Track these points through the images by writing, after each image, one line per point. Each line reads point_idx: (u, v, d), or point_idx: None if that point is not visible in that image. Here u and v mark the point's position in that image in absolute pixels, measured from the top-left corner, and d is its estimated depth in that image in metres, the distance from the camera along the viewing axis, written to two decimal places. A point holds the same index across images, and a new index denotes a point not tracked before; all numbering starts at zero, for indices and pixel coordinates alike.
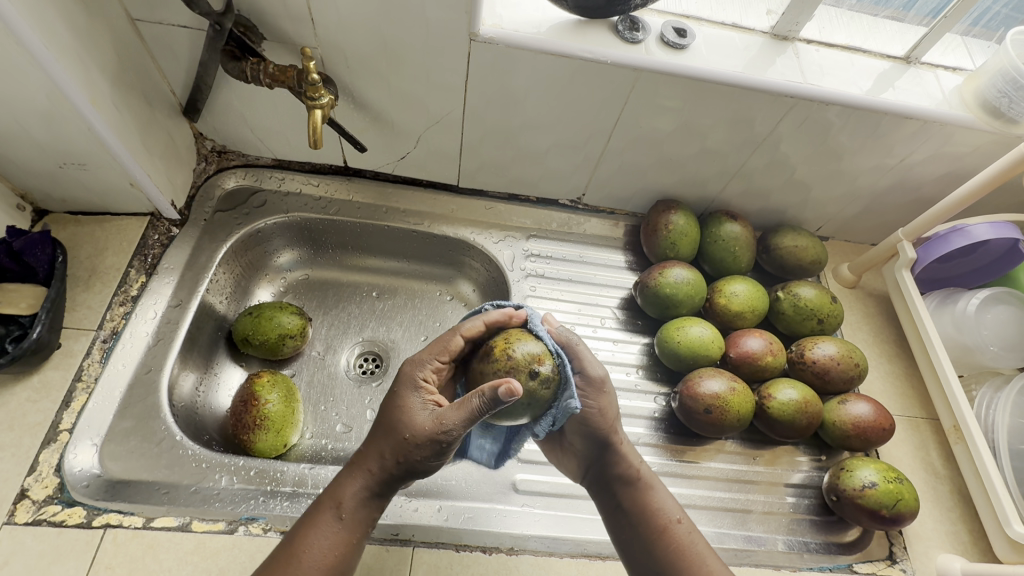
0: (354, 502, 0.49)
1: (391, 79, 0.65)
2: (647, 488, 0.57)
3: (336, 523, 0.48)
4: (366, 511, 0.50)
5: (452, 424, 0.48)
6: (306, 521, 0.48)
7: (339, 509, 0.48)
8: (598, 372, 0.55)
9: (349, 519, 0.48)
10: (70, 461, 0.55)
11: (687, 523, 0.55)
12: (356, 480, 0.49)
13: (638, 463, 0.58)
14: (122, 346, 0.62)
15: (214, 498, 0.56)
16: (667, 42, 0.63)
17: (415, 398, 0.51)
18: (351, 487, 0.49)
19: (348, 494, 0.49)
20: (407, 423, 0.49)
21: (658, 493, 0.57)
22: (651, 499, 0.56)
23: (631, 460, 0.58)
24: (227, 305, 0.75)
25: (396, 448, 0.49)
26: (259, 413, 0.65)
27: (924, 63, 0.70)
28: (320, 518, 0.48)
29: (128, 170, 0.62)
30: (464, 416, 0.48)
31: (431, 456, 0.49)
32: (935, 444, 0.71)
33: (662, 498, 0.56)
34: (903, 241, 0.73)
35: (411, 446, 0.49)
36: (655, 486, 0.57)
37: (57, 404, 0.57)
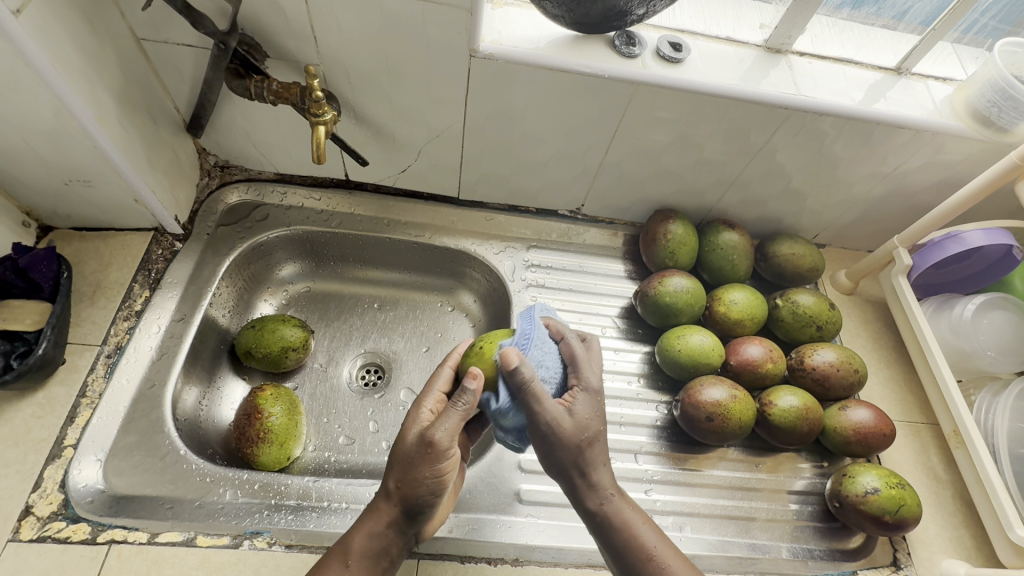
0: (362, 548, 0.49)
1: (392, 95, 0.66)
2: (618, 526, 0.53)
3: (343, 570, 0.49)
4: (377, 553, 0.50)
5: (438, 432, 0.49)
6: (316, 570, 0.49)
7: (346, 559, 0.49)
8: (553, 414, 0.51)
9: (356, 564, 0.49)
10: (74, 477, 0.55)
11: (667, 555, 0.53)
12: (363, 525, 0.50)
13: (610, 489, 0.55)
14: (126, 360, 0.62)
15: (218, 512, 0.56)
16: (663, 56, 0.64)
17: (410, 422, 0.52)
18: (360, 534, 0.50)
19: (356, 540, 0.50)
20: (404, 454, 0.50)
21: (632, 525, 0.54)
22: (627, 535, 0.53)
23: (598, 493, 0.54)
24: (230, 319, 0.75)
25: (396, 477, 0.50)
26: (262, 426, 0.66)
27: (915, 74, 0.71)
28: (328, 568, 0.49)
29: (132, 186, 0.63)
30: (450, 425, 0.49)
31: (425, 472, 0.49)
32: (935, 449, 0.72)
33: (637, 531, 0.53)
34: (899, 247, 0.74)
35: (406, 475, 0.50)
36: (629, 518, 0.54)
37: (61, 420, 0.57)
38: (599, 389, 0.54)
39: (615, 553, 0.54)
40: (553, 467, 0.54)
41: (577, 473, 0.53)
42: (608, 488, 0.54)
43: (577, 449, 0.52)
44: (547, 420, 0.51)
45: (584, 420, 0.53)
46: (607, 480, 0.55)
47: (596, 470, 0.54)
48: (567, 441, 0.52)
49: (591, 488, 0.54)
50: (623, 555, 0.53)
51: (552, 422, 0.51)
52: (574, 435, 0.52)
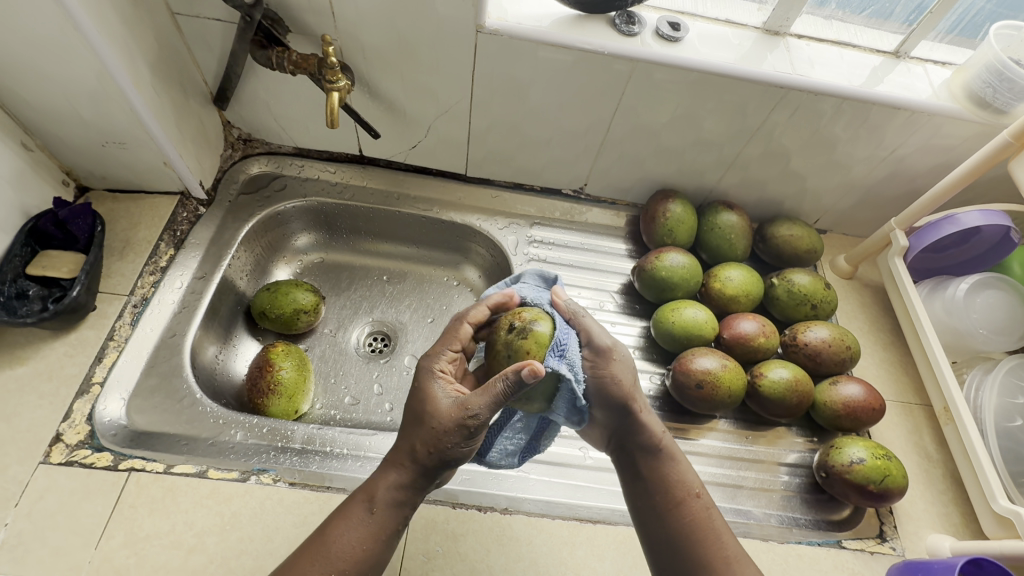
0: (387, 497, 0.50)
1: (404, 71, 0.70)
2: (673, 461, 0.56)
3: (366, 515, 0.49)
4: (400, 505, 0.50)
5: (479, 407, 0.48)
6: (338, 512, 0.49)
7: (371, 504, 0.49)
8: (609, 339, 0.55)
9: (379, 514, 0.49)
10: (100, 410, 0.59)
11: (706, 498, 0.55)
12: (389, 476, 0.50)
13: (661, 432, 0.57)
14: (151, 311, 0.67)
15: (228, 450, 0.60)
16: (662, 35, 0.67)
17: (439, 388, 0.52)
18: (383, 483, 0.50)
19: (381, 489, 0.50)
20: (430, 416, 0.50)
21: (683, 467, 0.56)
22: (674, 474, 0.56)
23: (650, 426, 0.56)
24: (247, 282, 0.80)
25: (425, 438, 0.50)
26: (273, 378, 0.70)
27: (913, 57, 0.73)
28: (351, 513, 0.49)
29: (162, 150, 0.67)
30: (489, 401, 0.48)
31: (458, 444, 0.50)
32: (928, 428, 0.73)
33: (686, 470, 0.56)
34: (895, 229, 0.75)
35: (435, 434, 0.50)
36: (678, 458, 0.57)
37: (90, 359, 0.62)
38: (620, 349, 0.56)
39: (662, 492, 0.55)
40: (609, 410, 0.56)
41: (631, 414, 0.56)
42: (659, 432, 0.57)
43: (630, 387, 0.55)
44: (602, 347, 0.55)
45: (619, 377, 0.55)
46: (657, 432, 0.57)
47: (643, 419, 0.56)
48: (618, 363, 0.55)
49: (644, 431, 0.56)
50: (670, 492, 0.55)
51: (609, 345, 0.55)
52: (620, 379, 0.55)
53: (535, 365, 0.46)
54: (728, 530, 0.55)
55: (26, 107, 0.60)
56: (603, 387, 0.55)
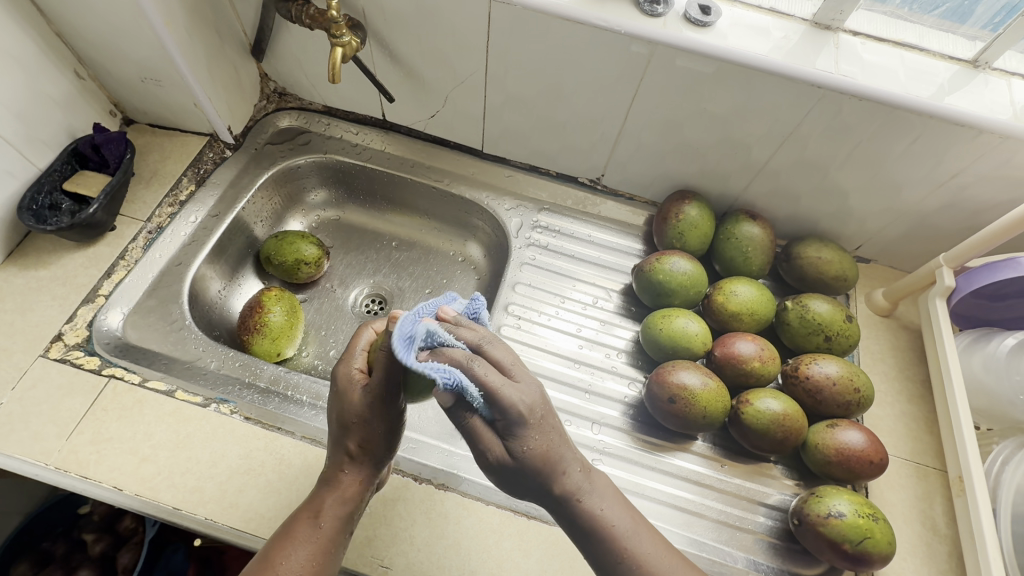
0: (335, 510, 0.48)
1: (422, 36, 0.70)
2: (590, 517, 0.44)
3: (314, 532, 0.47)
4: (348, 516, 0.49)
5: (381, 385, 0.45)
6: (283, 534, 0.47)
7: (316, 519, 0.48)
8: (522, 407, 0.39)
9: (328, 526, 0.48)
10: (100, 319, 0.65)
11: (641, 550, 0.45)
12: (333, 488, 0.49)
13: (577, 484, 0.44)
14: (163, 239, 0.72)
15: (200, 376, 0.64)
16: (690, 18, 0.62)
17: (350, 386, 0.48)
18: (331, 496, 0.48)
19: (326, 501, 0.48)
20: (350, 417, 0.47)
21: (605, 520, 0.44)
22: (596, 530, 0.44)
23: (565, 479, 0.43)
24: (262, 228, 0.85)
25: (356, 439, 0.48)
26: (260, 320, 0.73)
27: (996, 69, 0.62)
28: (297, 532, 0.47)
29: (193, 92, 0.72)
30: (391, 373, 0.46)
31: (385, 429, 0.48)
32: (941, 498, 0.63)
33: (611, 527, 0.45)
34: (942, 267, 0.65)
35: (363, 431, 0.48)
36: (601, 509, 0.44)
37: (100, 273, 0.68)
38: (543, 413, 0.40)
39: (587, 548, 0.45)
40: (518, 477, 0.43)
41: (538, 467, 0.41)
42: (580, 489, 0.44)
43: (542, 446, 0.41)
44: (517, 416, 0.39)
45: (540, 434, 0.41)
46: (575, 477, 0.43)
47: (564, 477, 0.43)
48: (530, 432, 0.40)
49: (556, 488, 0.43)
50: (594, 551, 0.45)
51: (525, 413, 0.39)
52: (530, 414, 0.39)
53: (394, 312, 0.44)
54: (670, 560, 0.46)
55: (80, 38, 0.67)
56: (527, 428, 0.40)
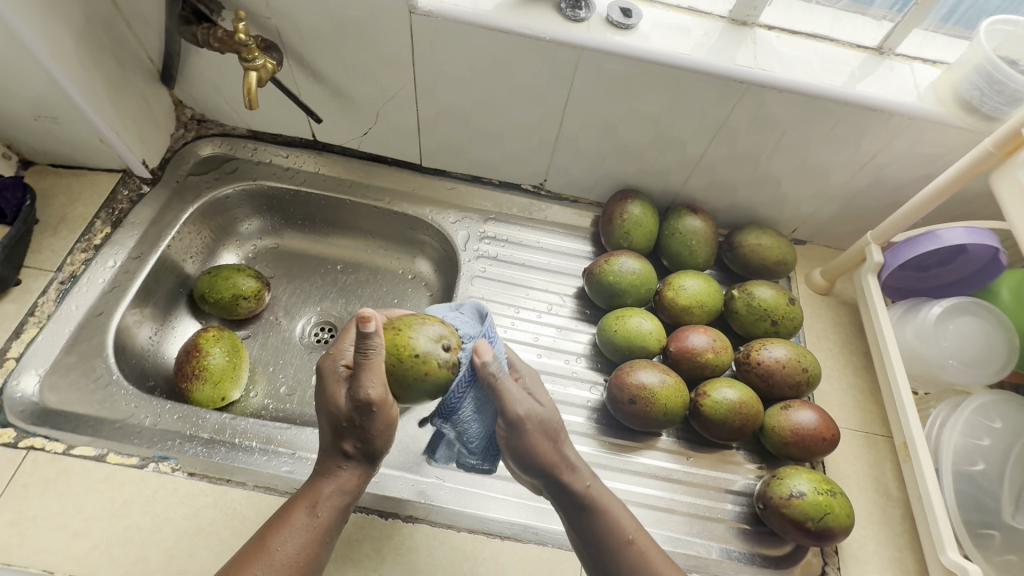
0: (333, 500, 0.50)
1: (343, 53, 0.67)
2: (600, 509, 0.52)
3: (310, 519, 0.49)
4: (343, 507, 0.51)
5: (372, 387, 0.47)
6: (280, 518, 0.49)
7: (315, 508, 0.49)
8: (521, 410, 0.50)
9: (323, 516, 0.49)
10: (12, 385, 0.59)
11: (641, 539, 0.52)
12: (333, 478, 0.50)
13: (589, 482, 0.53)
14: (78, 289, 0.66)
15: (133, 435, 0.59)
16: (612, 22, 0.62)
17: (338, 383, 0.49)
18: (330, 486, 0.50)
19: (325, 492, 0.50)
20: (343, 417, 0.49)
21: (614, 512, 0.52)
22: (605, 523, 0.52)
23: (579, 476, 0.53)
24: (193, 264, 0.80)
25: (353, 436, 0.50)
26: (199, 363, 0.69)
27: (899, 55, 0.66)
28: (293, 518, 0.48)
29: (96, 127, 0.66)
30: (381, 374, 0.47)
31: (377, 430, 0.49)
32: (891, 463, 0.67)
33: (620, 517, 0.52)
34: (871, 244, 0.69)
35: (357, 431, 0.49)
36: (609, 502, 0.53)
37: (8, 333, 0.62)
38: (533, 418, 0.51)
39: (596, 542, 0.52)
40: (534, 460, 0.52)
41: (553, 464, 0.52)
42: (588, 483, 0.53)
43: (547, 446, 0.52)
44: (514, 417, 0.50)
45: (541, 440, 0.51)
46: (583, 480, 0.53)
47: (571, 459, 0.53)
48: (532, 435, 0.51)
49: (570, 485, 0.52)
50: (601, 543, 0.51)
51: (523, 416, 0.50)
52: (549, 418, 0.52)
53: (366, 313, 0.45)
54: (662, 556, 0.53)
55: None
56: (526, 429, 0.51)
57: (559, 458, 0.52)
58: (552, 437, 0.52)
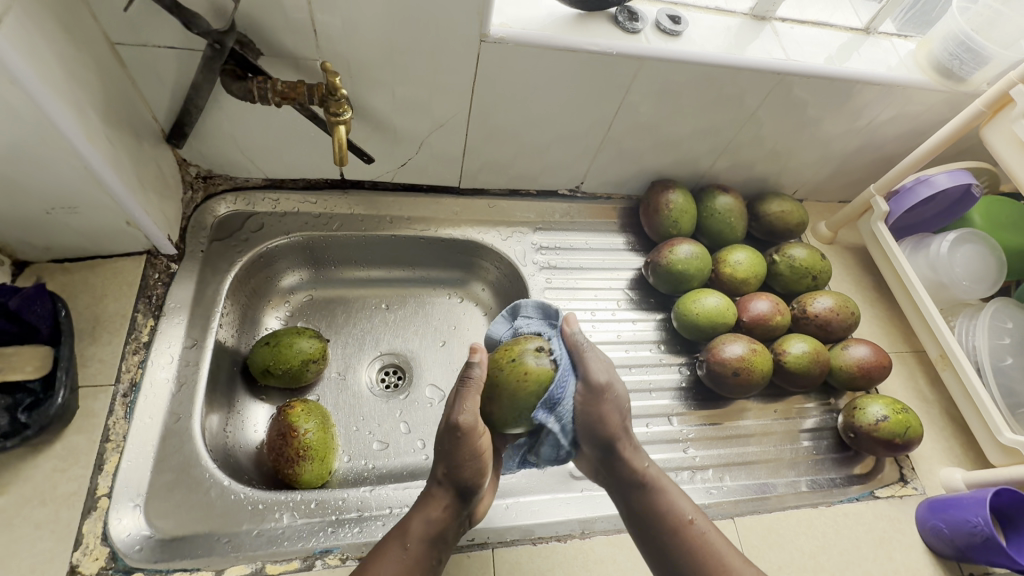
0: (420, 529, 0.51)
1: (395, 86, 0.63)
2: (659, 488, 0.59)
3: (401, 551, 0.50)
4: (434, 542, 0.52)
5: (463, 413, 0.51)
6: (376, 552, 0.51)
7: (405, 539, 0.51)
8: (603, 377, 0.56)
9: (413, 548, 0.50)
10: (115, 528, 0.51)
11: (703, 524, 0.58)
12: (421, 510, 0.52)
13: (649, 468, 0.59)
14: (145, 397, 0.58)
15: (280, 538, 0.54)
16: (663, 29, 0.66)
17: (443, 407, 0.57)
18: (418, 517, 0.52)
19: (413, 524, 0.52)
20: (439, 441, 0.54)
21: (671, 493, 0.59)
22: (662, 502, 0.58)
23: (639, 458, 0.59)
24: (236, 339, 0.72)
25: (442, 462, 0.53)
26: (300, 444, 0.63)
27: (881, 33, 0.77)
28: (387, 553, 0.50)
29: (125, 209, 0.57)
30: (472, 403, 0.52)
31: (466, 458, 0.52)
32: (920, 372, 0.81)
33: (675, 498, 0.58)
34: (875, 196, 0.81)
35: (447, 455, 0.53)
36: (666, 484, 0.59)
37: (88, 469, 0.53)
38: (613, 388, 0.57)
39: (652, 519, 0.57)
40: (593, 445, 0.57)
41: (622, 441, 0.58)
42: (648, 468, 0.59)
43: (617, 419, 0.57)
44: (598, 385, 0.56)
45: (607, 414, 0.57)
46: (642, 464, 0.59)
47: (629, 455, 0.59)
48: (608, 405, 0.57)
49: (630, 464, 0.59)
50: (656, 520, 0.57)
51: (603, 382, 0.56)
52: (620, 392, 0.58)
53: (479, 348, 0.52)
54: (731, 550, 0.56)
55: None
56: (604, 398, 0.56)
57: (621, 446, 0.58)
58: (613, 434, 0.57)
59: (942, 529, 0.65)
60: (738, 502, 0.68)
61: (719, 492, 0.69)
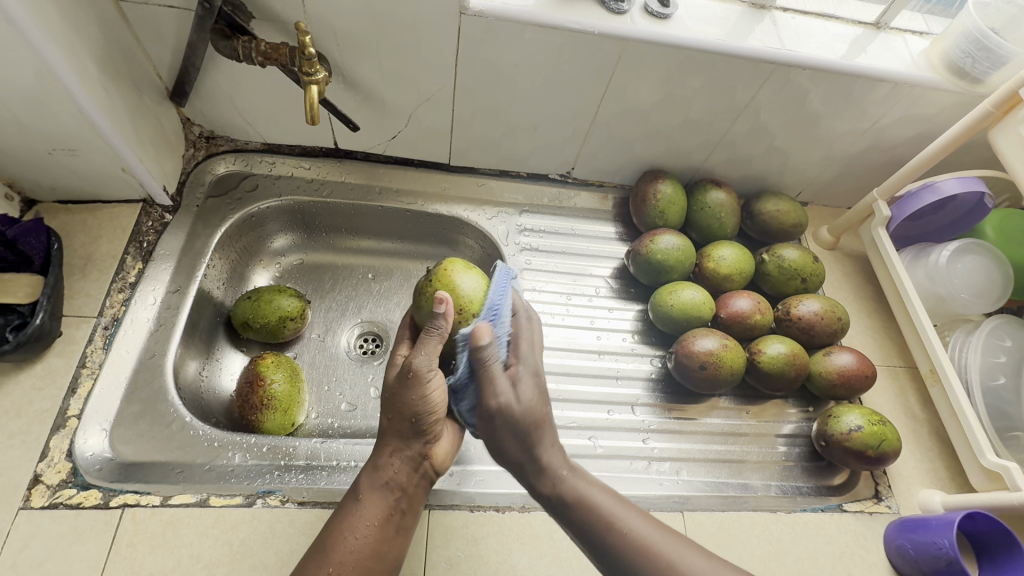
0: (370, 479, 0.51)
1: (381, 57, 0.65)
2: (578, 497, 0.51)
3: (355, 505, 0.50)
4: (388, 488, 0.51)
5: (419, 358, 0.52)
6: (336, 511, 0.50)
7: (356, 491, 0.51)
8: (527, 367, 0.57)
9: (367, 498, 0.50)
10: (80, 445, 0.55)
11: (631, 514, 0.49)
12: (373, 460, 0.52)
13: (562, 467, 0.53)
14: (124, 332, 0.62)
15: (229, 474, 0.57)
16: (651, 12, 0.65)
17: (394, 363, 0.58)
18: (368, 467, 0.52)
19: (364, 474, 0.51)
20: (393, 384, 0.54)
21: (592, 492, 0.51)
22: (582, 506, 0.50)
23: (552, 462, 0.53)
24: (224, 291, 0.75)
25: (393, 410, 0.53)
26: (265, 393, 0.66)
27: (893, 28, 0.73)
28: (343, 509, 0.50)
29: (120, 156, 0.62)
30: (431, 350, 0.52)
31: (419, 397, 0.52)
32: (913, 389, 0.77)
33: (597, 497, 0.51)
34: (878, 200, 0.77)
35: (399, 400, 0.53)
36: (587, 488, 0.51)
37: (62, 390, 0.57)
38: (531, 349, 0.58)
39: (580, 526, 0.50)
40: (511, 435, 0.54)
41: (532, 432, 0.53)
42: (559, 465, 0.53)
43: (531, 408, 0.54)
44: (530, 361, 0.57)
45: (523, 395, 0.55)
46: (557, 459, 0.53)
47: (549, 449, 0.53)
48: (520, 386, 0.55)
49: (541, 467, 0.53)
50: (586, 524, 0.49)
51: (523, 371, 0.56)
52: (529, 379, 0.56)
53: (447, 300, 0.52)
54: (682, 544, 0.47)
55: None
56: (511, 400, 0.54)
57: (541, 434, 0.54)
58: (532, 420, 0.54)
59: (908, 549, 0.61)
60: (692, 498, 0.66)
61: (674, 486, 0.67)
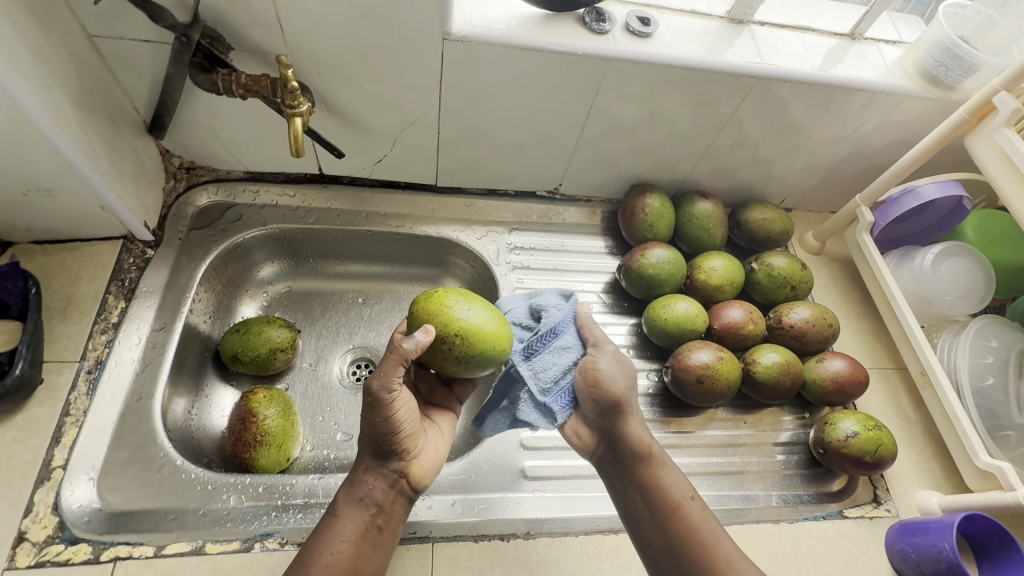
0: (346, 494, 0.50)
1: (364, 83, 0.65)
2: (656, 464, 0.58)
3: (333, 520, 0.49)
4: (364, 505, 0.50)
5: (375, 379, 0.49)
6: (316, 529, 0.50)
7: (333, 508, 0.50)
8: (597, 341, 0.60)
9: (342, 514, 0.49)
10: (67, 498, 0.53)
11: (697, 504, 0.56)
12: (350, 476, 0.51)
13: (649, 443, 0.59)
14: (108, 375, 0.60)
15: (225, 518, 0.55)
16: (632, 31, 0.66)
17: None
18: (344, 483, 0.51)
19: (341, 490, 0.51)
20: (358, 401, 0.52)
21: (669, 475, 0.57)
22: (658, 480, 0.57)
23: (640, 434, 0.59)
24: (211, 325, 0.73)
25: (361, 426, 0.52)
26: (258, 430, 0.64)
27: (867, 38, 0.75)
28: (322, 525, 0.49)
29: (99, 194, 0.60)
30: (388, 371, 0.49)
31: (375, 415, 0.50)
32: (904, 390, 0.78)
33: (673, 481, 0.57)
34: (861, 206, 0.78)
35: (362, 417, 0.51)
36: (667, 465, 0.58)
37: (46, 441, 0.55)
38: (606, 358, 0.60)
39: (646, 495, 0.56)
40: (601, 405, 0.59)
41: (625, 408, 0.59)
42: (646, 440, 0.59)
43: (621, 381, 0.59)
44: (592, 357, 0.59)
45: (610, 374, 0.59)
46: (644, 437, 0.59)
47: (635, 425, 0.59)
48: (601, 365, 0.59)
49: (629, 436, 0.58)
50: (655, 496, 0.56)
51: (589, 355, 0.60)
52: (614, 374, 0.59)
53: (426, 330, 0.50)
54: (729, 541, 0.53)
55: None
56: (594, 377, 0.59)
57: (625, 414, 0.59)
58: (613, 398, 0.58)
59: (909, 553, 0.62)
60: None
61: None
